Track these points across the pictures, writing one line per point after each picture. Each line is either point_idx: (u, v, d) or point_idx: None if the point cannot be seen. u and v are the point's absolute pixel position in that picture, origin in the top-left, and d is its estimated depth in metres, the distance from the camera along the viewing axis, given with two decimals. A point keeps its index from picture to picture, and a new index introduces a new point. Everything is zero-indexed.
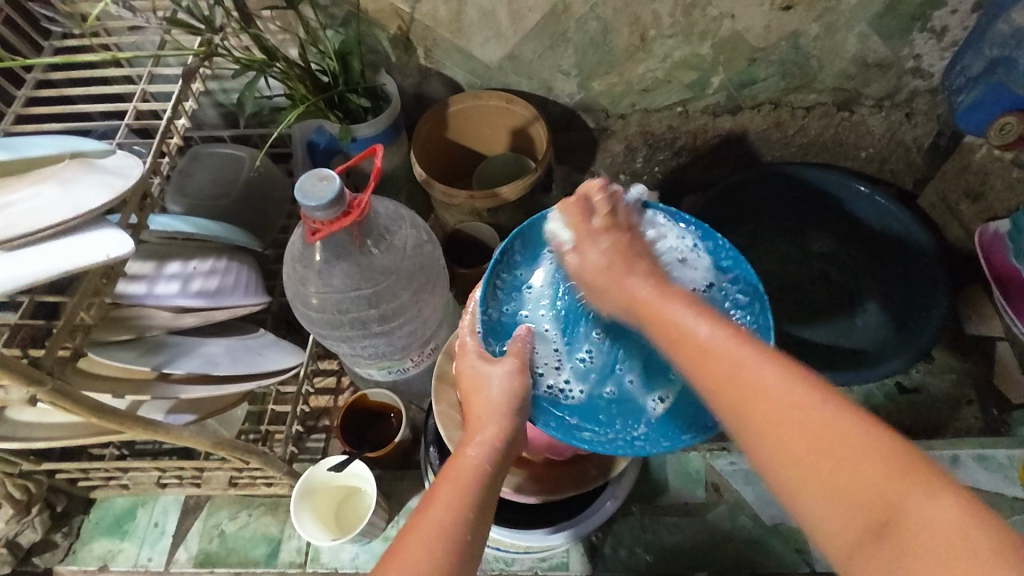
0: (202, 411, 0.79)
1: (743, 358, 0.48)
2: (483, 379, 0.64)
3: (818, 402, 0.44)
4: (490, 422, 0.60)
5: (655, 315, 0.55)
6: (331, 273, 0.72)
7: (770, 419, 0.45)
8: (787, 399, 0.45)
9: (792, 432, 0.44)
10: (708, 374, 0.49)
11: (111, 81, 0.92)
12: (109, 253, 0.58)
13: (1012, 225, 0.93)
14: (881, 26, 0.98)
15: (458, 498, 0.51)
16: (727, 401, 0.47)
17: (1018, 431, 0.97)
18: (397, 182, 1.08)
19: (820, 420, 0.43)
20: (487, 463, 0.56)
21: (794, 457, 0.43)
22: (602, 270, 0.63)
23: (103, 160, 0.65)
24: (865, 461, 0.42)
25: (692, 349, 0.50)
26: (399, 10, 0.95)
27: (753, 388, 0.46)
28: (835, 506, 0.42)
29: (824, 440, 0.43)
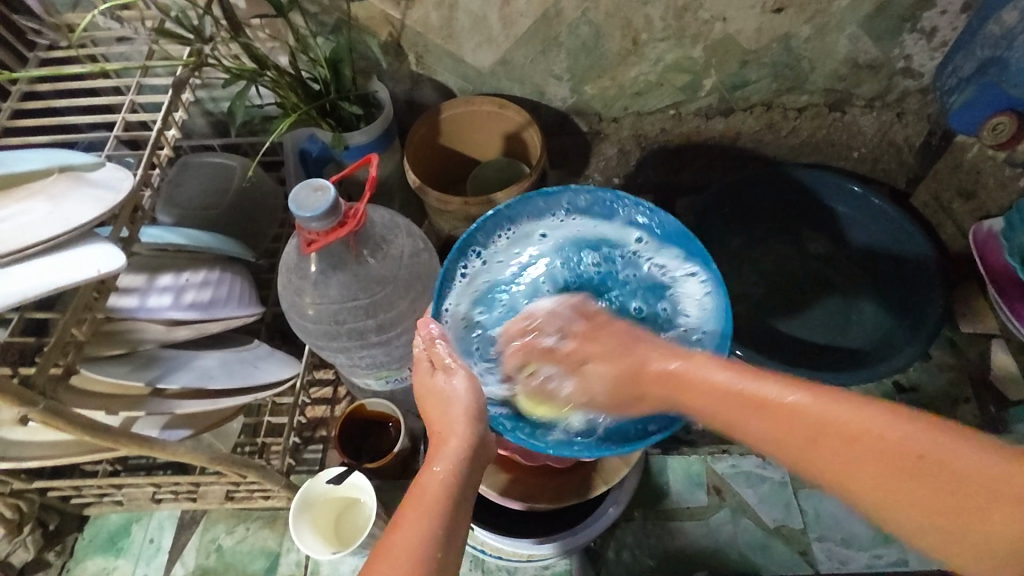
0: (198, 425, 0.78)
1: (823, 412, 0.48)
2: (444, 395, 0.62)
3: (893, 432, 0.45)
4: (452, 436, 0.57)
5: (711, 382, 0.55)
6: (327, 284, 0.71)
7: (860, 471, 0.46)
8: (869, 434, 0.46)
9: (886, 477, 0.44)
10: (784, 437, 0.49)
11: (100, 93, 0.91)
12: (102, 269, 0.57)
13: (1005, 223, 0.94)
14: (871, 28, 0.98)
15: (424, 523, 0.48)
16: (831, 468, 0.47)
17: (1015, 427, 0.97)
18: (391, 188, 1.07)
19: (929, 460, 0.43)
20: (452, 480, 0.53)
21: (920, 507, 0.43)
22: (613, 387, 0.64)
23: (92, 173, 0.64)
24: (991, 495, 0.41)
25: (769, 413, 0.50)
26: (390, 17, 0.95)
27: (837, 437, 0.47)
28: (939, 519, 0.43)
29: (913, 475, 0.44)
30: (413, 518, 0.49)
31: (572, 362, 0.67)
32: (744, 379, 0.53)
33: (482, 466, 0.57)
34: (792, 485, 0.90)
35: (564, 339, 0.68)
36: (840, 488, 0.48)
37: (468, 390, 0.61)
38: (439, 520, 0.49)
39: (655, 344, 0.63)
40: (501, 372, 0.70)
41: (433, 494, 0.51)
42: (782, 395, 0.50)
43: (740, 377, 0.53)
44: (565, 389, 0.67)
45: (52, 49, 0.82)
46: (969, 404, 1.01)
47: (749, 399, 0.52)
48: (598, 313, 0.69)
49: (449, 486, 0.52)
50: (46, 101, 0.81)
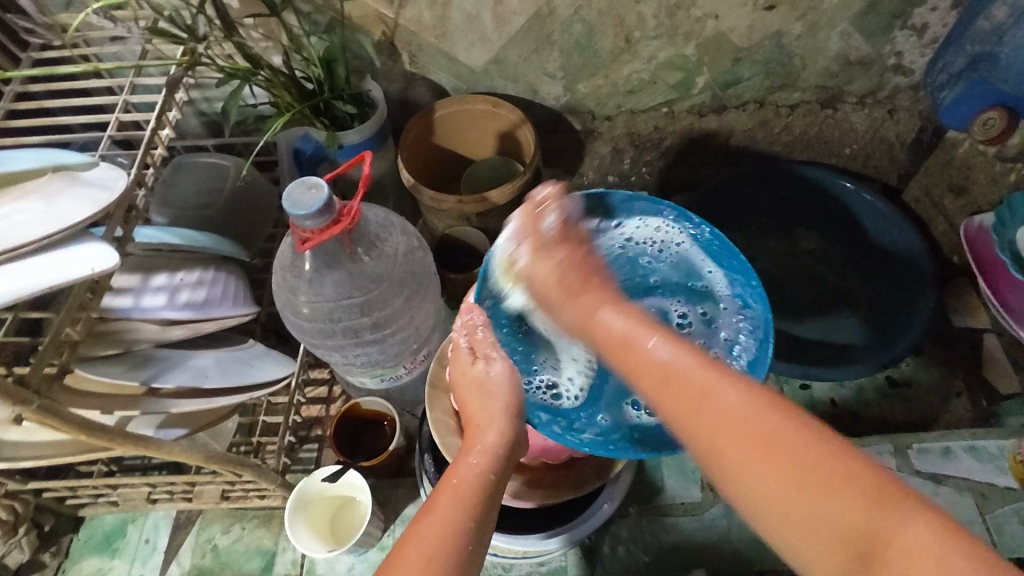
0: (193, 424, 0.78)
1: (711, 390, 0.49)
2: (484, 392, 0.64)
3: (789, 431, 0.45)
4: (488, 434, 0.59)
5: (633, 346, 0.56)
6: (321, 282, 0.71)
7: (749, 460, 0.45)
8: (750, 420, 0.47)
9: (771, 462, 0.45)
10: (688, 405, 0.50)
11: (92, 93, 0.91)
12: (95, 267, 0.57)
13: (995, 218, 0.94)
14: (862, 25, 0.99)
15: (458, 506, 0.50)
16: (717, 452, 0.47)
17: (1007, 421, 0.98)
18: (385, 187, 1.07)
19: (798, 454, 0.44)
20: (488, 470, 0.55)
21: (778, 499, 0.44)
22: (552, 277, 0.66)
23: (86, 173, 0.64)
24: (845, 497, 0.42)
25: (662, 377, 0.53)
26: (383, 16, 0.95)
27: (723, 420, 0.47)
28: (788, 515, 0.43)
29: (793, 465, 0.44)
30: (447, 501, 0.51)
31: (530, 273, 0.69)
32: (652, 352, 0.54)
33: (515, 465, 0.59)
34: None
35: (554, 225, 0.71)
36: (719, 475, 0.48)
37: (506, 386, 0.64)
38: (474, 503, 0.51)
39: (602, 281, 0.65)
40: (510, 233, 0.72)
41: (467, 481, 0.53)
42: (702, 372, 0.51)
43: (653, 352, 0.54)
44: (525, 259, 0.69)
45: (44, 49, 0.82)
46: (961, 399, 1.02)
47: (663, 373, 0.53)
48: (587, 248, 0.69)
49: (484, 475, 0.54)
50: (38, 101, 0.81)
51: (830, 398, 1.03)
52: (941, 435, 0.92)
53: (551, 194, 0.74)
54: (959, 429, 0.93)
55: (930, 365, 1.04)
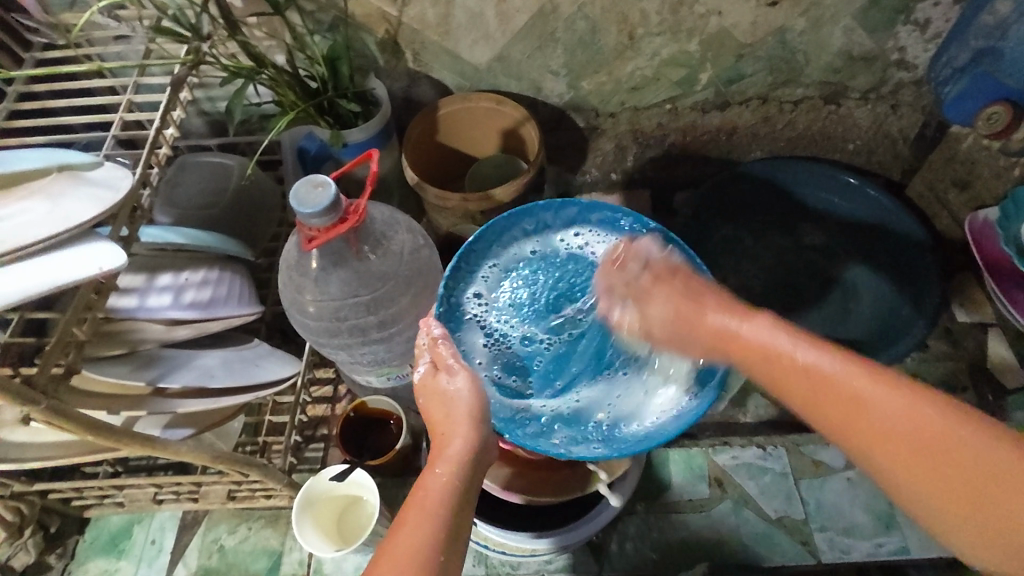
0: (200, 424, 0.77)
1: (838, 376, 0.52)
2: (447, 397, 0.61)
3: (899, 407, 0.49)
4: (455, 441, 0.57)
5: (762, 329, 0.58)
6: (327, 280, 0.71)
7: (888, 438, 0.49)
8: (865, 394, 0.51)
9: (906, 446, 0.48)
10: (809, 399, 0.53)
11: (95, 93, 0.91)
12: (102, 267, 0.57)
13: (1000, 213, 0.94)
14: (866, 20, 0.98)
15: (423, 524, 0.49)
16: (836, 424, 0.52)
17: (1014, 415, 0.98)
18: (388, 186, 1.07)
19: (917, 423, 0.48)
20: (458, 482, 0.53)
21: (916, 471, 0.48)
22: (672, 317, 0.64)
23: (91, 172, 0.64)
24: (964, 456, 0.46)
25: (783, 373, 0.55)
26: (386, 14, 0.95)
27: (845, 402, 0.51)
28: (916, 479, 0.48)
29: (917, 435, 0.48)
30: (416, 520, 0.49)
31: (640, 316, 0.67)
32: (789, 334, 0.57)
33: (483, 468, 0.57)
34: (793, 476, 0.90)
35: (647, 273, 0.67)
36: (858, 458, 0.52)
37: (470, 395, 0.61)
38: (444, 521, 0.49)
39: (724, 299, 0.62)
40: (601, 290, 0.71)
41: (437, 500, 0.51)
42: (805, 355, 0.54)
43: (772, 338, 0.57)
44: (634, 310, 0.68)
45: (47, 49, 0.82)
46: (967, 393, 1.02)
47: (783, 368, 0.55)
48: (682, 270, 0.66)
49: (453, 488, 0.52)
50: (41, 101, 0.80)
51: None
52: None
53: (625, 246, 0.70)
54: None
55: (936, 360, 1.04)
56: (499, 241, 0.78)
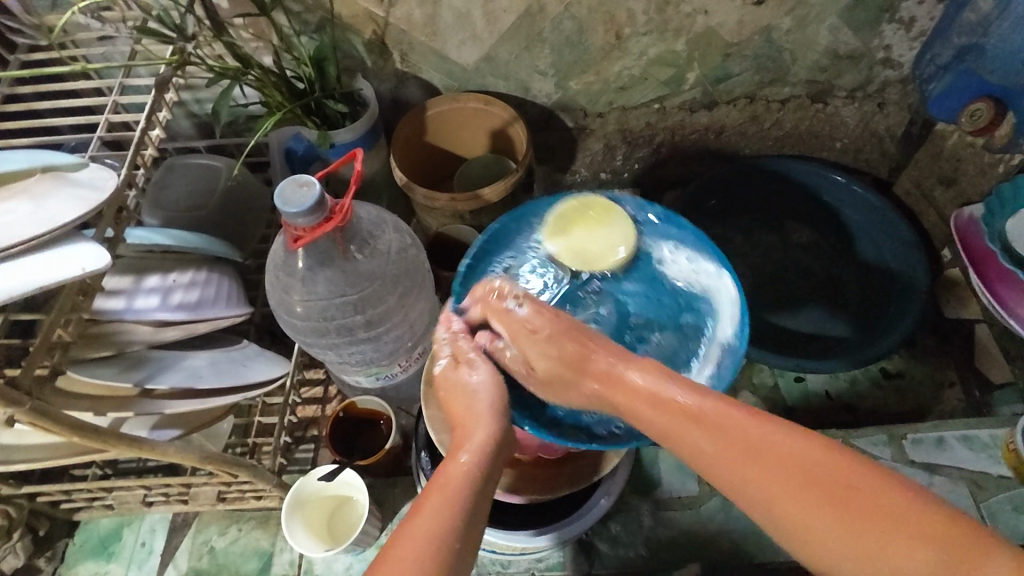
0: (188, 426, 0.77)
1: (745, 429, 0.54)
2: (466, 396, 0.64)
3: (777, 442, 0.53)
4: (476, 433, 0.60)
5: (611, 352, 0.64)
6: (314, 280, 0.71)
7: (788, 497, 0.51)
8: (778, 453, 0.52)
9: (789, 481, 0.51)
10: (694, 424, 0.56)
11: (81, 94, 0.91)
12: (86, 268, 0.57)
13: (984, 209, 0.95)
14: (851, 19, 0.99)
15: (442, 504, 0.51)
16: (745, 476, 0.53)
17: (1000, 410, 0.98)
18: (378, 186, 1.07)
19: (829, 480, 0.50)
20: (479, 471, 0.56)
21: (828, 526, 0.49)
22: (544, 355, 0.67)
23: (75, 173, 0.64)
24: (878, 520, 0.48)
25: (654, 402, 0.59)
26: (373, 15, 0.95)
27: (732, 434, 0.54)
28: (833, 528, 0.49)
29: (793, 470, 0.51)
30: (439, 502, 0.51)
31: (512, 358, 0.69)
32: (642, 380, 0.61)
33: (503, 461, 0.60)
34: None
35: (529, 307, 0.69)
36: (737, 494, 0.54)
37: (489, 390, 0.64)
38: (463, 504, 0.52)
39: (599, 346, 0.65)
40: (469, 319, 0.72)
41: (460, 485, 0.53)
42: (701, 408, 0.57)
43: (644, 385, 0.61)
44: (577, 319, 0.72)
45: (32, 50, 0.82)
46: (954, 389, 1.02)
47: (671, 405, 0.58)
48: (564, 315, 0.69)
49: (475, 475, 0.55)
50: (26, 103, 0.80)
51: (824, 390, 1.03)
52: (935, 425, 0.92)
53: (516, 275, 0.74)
54: (952, 419, 0.93)
55: (923, 356, 1.05)
56: (506, 240, 0.81)
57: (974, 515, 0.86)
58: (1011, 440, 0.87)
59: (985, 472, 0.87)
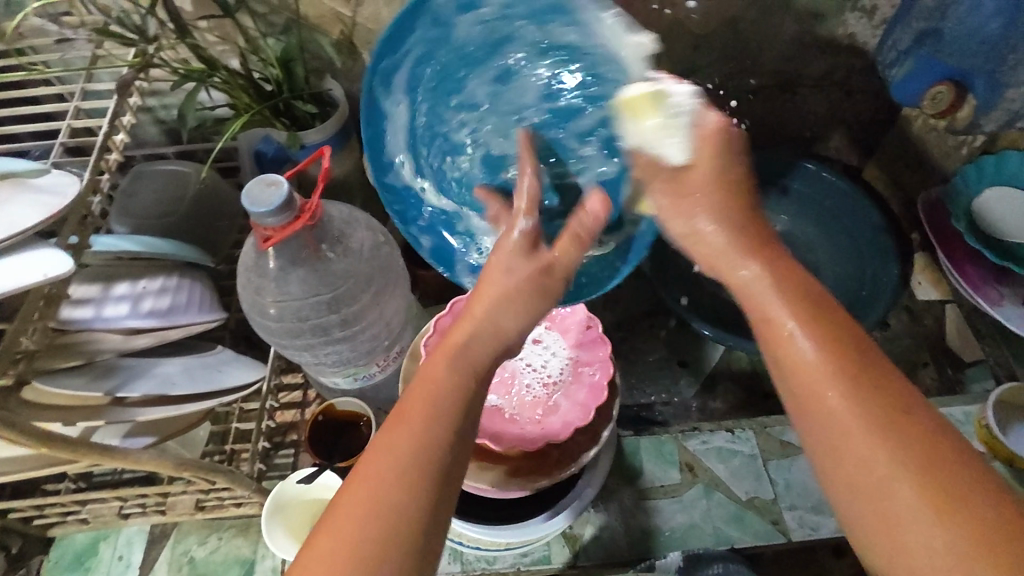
0: (162, 432, 0.77)
1: (850, 339, 0.49)
2: (494, 288, 0.59)
3: (972, 484, 0.42)
4: (476, 343, 0.56)
5: (840, 321, 0.51)
6: (287, 280, 0.70)
7: (851, 405, 0.46)
8: (873, 369, 0.47)
9: (908, 445, 0.44)
10: (872, 427, 0.45)
11: (45, 102, 0.89)
12: (48, 273, 0.56)
13: (949, 189, 0.96)
14: (815, 8, 1.00)
15: (441, 389, 0.51)
16: (824, 355, 0.48)
17: (972, 387, 1.01)
18: (350, 188, 1.07)
19: (897, 416, 0.45)
20: (471, 382, 0.53)
21: (866, 441, 0.45)
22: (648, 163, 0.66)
23: (38, 179, 0.63)
24: (932, 477, 0.42)
25: (828, 341, 0.49)
26: (341, 15, 0.95)
27: (912, 453, 0.43)
28: (876, 446, 0.44)
29: (922, 464, 0.43)
30: (420, 422, 0.48)
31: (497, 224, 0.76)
32: (847, 353, 0.48)
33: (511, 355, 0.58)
34: (761, 457, 0.91)
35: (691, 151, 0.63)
36: (785, 374, 0.50)
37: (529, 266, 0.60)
38: (458, 421, 0.49)
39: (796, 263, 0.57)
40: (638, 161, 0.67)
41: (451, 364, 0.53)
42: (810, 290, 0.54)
43: (829, 372, 0.48)
44: (679, 159, 0.63)
45: None
46: (928, 368, 1.04)
47: (863, 382, 0.47)
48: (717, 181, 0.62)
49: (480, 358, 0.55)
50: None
51: None
52: None
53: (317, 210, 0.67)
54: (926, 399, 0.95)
55: (897, 339, 1.07)
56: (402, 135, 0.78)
57: None
58: (982, 416, 0.88)
59: None
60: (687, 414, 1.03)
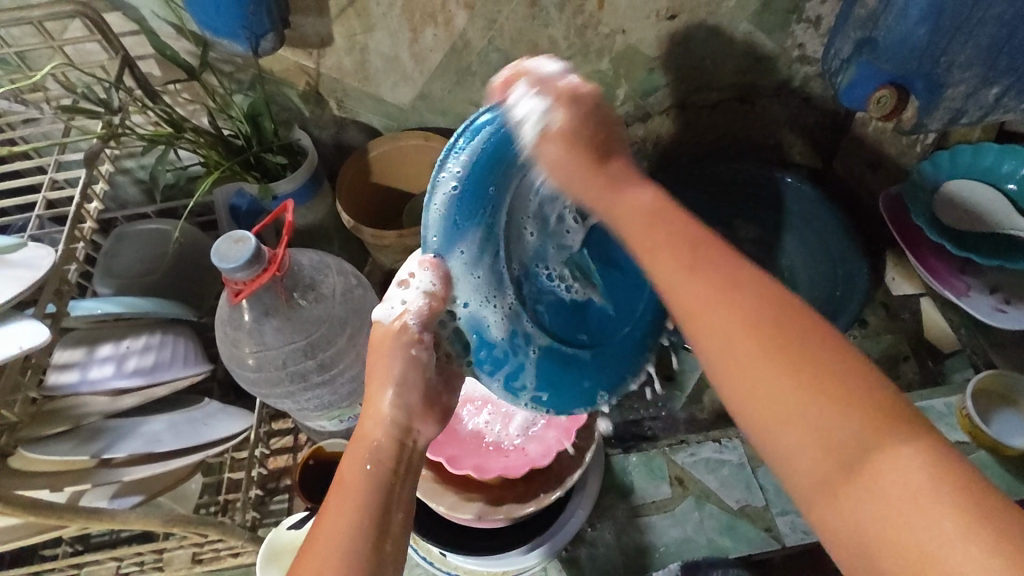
0: (150, 491, 0.78)
1: (731, 275, 0.46)
2: (384, 385, 0.55)
3: (836, 357, 0.41)
4: (379, 434, 0.53)
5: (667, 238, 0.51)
6: (262, 331, 0.72)
7: (733, 330, 0.44)
8: (762, 304, 0.44)
9: (804, 375, 0.41)
10: (740, 326, 0.44)
11: (25, 175, 0.92)
12: (24, 345, 0.58)
13: (908, 186, 0.98)
14: (762, 23, 1.03)
15: (359, 492, 0.48)
16: (704, 284, 0.47)
17: (953, 377, 1.04)
18: (327, 232, 1.09)
19: (804, 355, 0.41)
20: (380, 480, 0.50)
21: (767, 373, 0.42)
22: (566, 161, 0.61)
23: (14, 254, 0.65)
24: (835, 402, 0.40)
25: (710, 281, 0.46)
26: (305, 68, 0.99)
27: (786, 350, 0.42)
28: (781, 367, 0.42)
29: (819, 385, 0.40)
30: (336, 529, 0.46)
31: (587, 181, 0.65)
32: (701, 266, 0.47)
33: (422, 428, 0.56)
34: (749, 465, 0.92)
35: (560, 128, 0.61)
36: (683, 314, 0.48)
37: (417, 385, 0.56)
38: (379, 515, 0.47)
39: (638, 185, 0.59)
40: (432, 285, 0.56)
41: (364, 460, 0.51)
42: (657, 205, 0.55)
43: (690, 282, 0.47)
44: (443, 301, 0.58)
45: None
46: (909, 362, 1.07)
47: (720, 281, 0.46)
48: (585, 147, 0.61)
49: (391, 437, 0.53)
50: None
51: None
52: None
53: (285, 259, 0.68)
54: (908, 393, 0.96)
55: (875, 335, 1.10)
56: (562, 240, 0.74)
57: None
58: (963, 406, 0.89)
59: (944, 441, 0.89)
60: (675, 426, 1.04)
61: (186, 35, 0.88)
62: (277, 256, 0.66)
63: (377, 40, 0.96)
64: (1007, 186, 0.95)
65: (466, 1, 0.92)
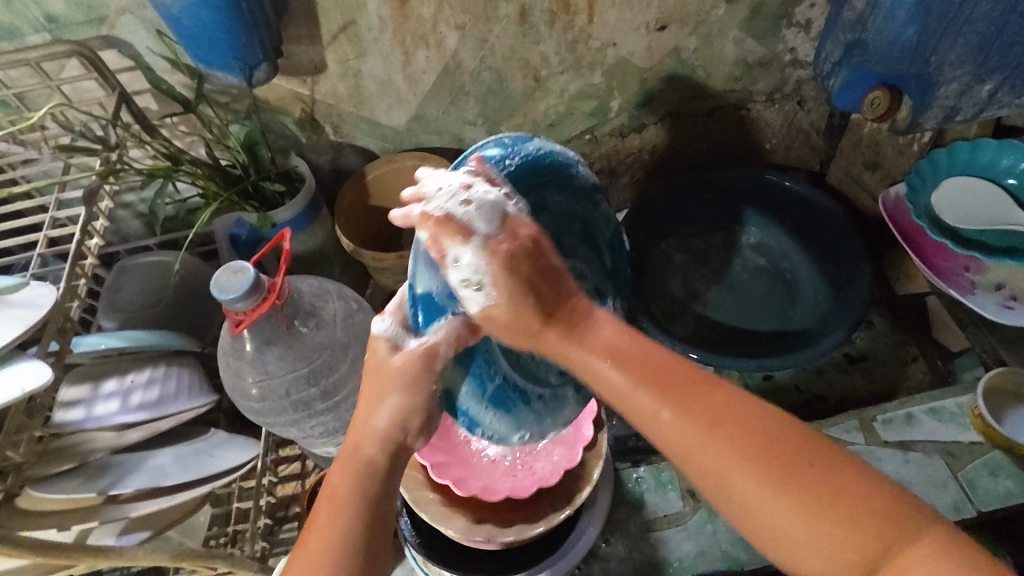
0: (156, 525, 0.79)
1: (729, 405, 0.44)
2: (379, 402, 0.52)
3: (839, 472, 0.41)
4: (371, 448, 0.51)
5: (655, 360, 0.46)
6: (264, 360, 0.71)
7: (732, 468, 0.42)
8: (757, 423, 0.43)
9: (812, 496, 0.41)
10: (733, 446, 0.42)
11: (27, 213, 0.93)
12: (26, 386, 0.58)
13: (907, 187, 0.98)
14: (752, 29, 1.03)
15: (342, 508, 0.48)
16: (707, 419, 0.43)
17: (964, 376, 1.01)
18: (328, 256, 1.10)
19: (810, 475, 0.41)
20: (367, 482, 0.50)
21: (779, 495, 0.41)
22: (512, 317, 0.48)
23: (15, 294, 0.65)
24: (851, 521, 0.40)
25: (710, 424, 0.43)
26: (299, 95, 1.00)
27: (782, 468, 0.42)
28: (789, 494, 0.41)
29: (836, 506, 0.40)
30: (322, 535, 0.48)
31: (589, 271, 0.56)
32: (685, 399, 0.44)
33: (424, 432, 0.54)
34: None
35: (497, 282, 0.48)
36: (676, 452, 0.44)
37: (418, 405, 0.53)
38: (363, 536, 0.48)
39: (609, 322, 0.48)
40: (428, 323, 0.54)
41: (347, 481, 0.49)
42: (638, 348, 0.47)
43: (675, 419, 0.44)
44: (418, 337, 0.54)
45: None
46: (917, 363, 1.07)
47: (713, 418, 0.43)
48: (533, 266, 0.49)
49: (387, 437, 0.51)
50: None
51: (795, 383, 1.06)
52: (902, 402, 0.93)
53: (284, 286, 0.68)
54: (917, 395, 0.95)
55: (881, 336, 1.10)
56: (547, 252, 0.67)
57: (955, 485, 0.86)
58: (975, 406, 0.88)
59: (957, 441, 0.88)
60: None
61: (181, 68, 0.89)
62: (277, 284, 0.66)
63: (370, 65, 0.97)
64: (1006, 181, 0.95)
65: (457, 22, 0.93)
